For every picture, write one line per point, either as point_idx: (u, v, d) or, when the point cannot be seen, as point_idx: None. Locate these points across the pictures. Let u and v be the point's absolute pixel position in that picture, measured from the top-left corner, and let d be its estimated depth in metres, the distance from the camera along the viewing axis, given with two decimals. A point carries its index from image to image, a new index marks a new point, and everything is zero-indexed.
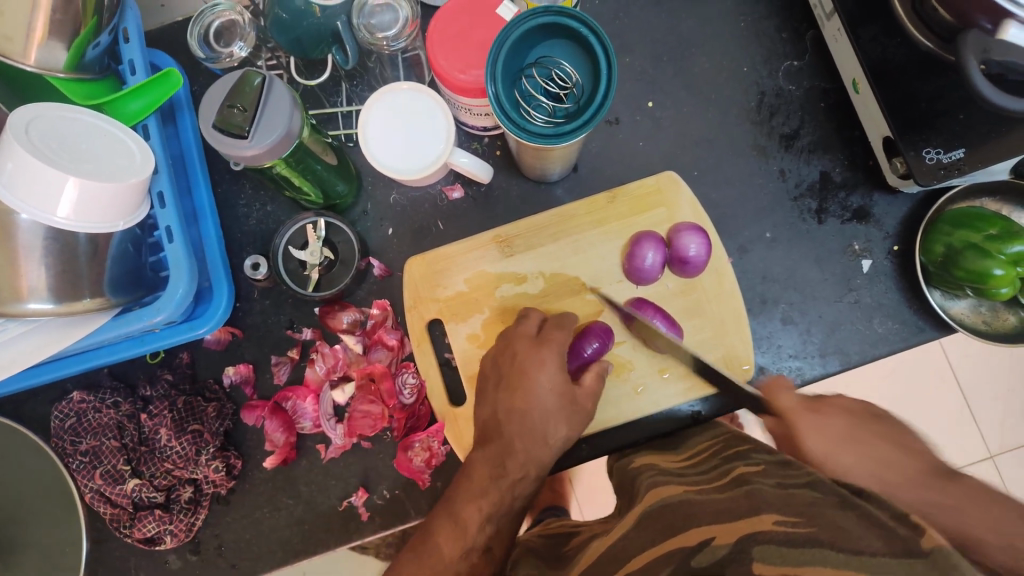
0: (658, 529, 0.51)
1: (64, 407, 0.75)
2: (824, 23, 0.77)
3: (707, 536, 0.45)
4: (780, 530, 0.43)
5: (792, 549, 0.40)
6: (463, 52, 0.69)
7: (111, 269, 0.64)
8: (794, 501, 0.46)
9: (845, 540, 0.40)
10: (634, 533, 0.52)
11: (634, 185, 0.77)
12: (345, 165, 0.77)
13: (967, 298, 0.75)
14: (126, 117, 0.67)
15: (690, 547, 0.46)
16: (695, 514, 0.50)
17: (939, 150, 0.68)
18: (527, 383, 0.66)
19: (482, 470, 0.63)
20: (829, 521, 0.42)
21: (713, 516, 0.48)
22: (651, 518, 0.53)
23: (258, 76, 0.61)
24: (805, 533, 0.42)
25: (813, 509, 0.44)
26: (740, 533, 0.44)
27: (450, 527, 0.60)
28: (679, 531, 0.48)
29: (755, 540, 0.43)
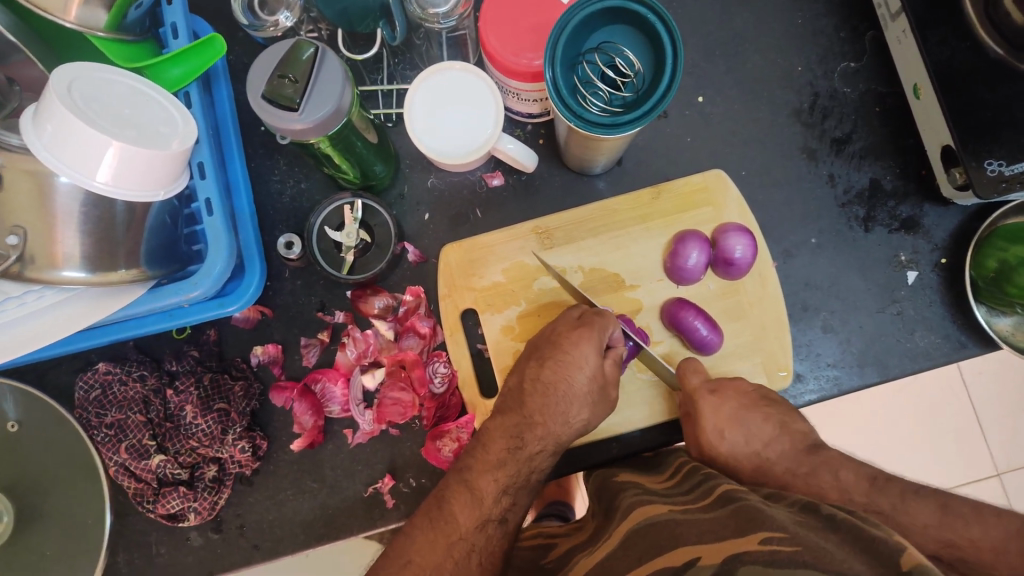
0: (643, 550, 0.53)
1: (90, 378, 0.74)
2: (888, 24, 0.75)
3: (693, 557, 0.48)
4: (765, 550, 0.45)
5: (775, 568, 0.43)
6: (517, 34, 0.66)
7: (147, 241, 0.62)
8: (780, 520, 0.49)
9: (829, 561, 0.42)
10: (621, 551, 0.55)
11: (679, 182, 0.75)
12: (385, 145, 0.74)
13: (1012, 315, 0.72)
14: (167, 83, 0.64)
15: (676, 566, 0.48)
16: (681, 532, 0.53)
17: (1001, 162, 0.66)
18: (553, 382, 0.66)
19: (499, 442, 0.64)
20: (813, 543, 0.45)
21: (698, 535, 0.51)
22: (637, 535, 0.55)
23: (310, 46, 0.59)
24: (789, 552, 0.44)
25: (796, 529, 0.47)
26: (725, 553, 0.47)
27: (467, 501, 0.60)
28: (664, 549, 0.51)
29: (740, 560, 0.45)
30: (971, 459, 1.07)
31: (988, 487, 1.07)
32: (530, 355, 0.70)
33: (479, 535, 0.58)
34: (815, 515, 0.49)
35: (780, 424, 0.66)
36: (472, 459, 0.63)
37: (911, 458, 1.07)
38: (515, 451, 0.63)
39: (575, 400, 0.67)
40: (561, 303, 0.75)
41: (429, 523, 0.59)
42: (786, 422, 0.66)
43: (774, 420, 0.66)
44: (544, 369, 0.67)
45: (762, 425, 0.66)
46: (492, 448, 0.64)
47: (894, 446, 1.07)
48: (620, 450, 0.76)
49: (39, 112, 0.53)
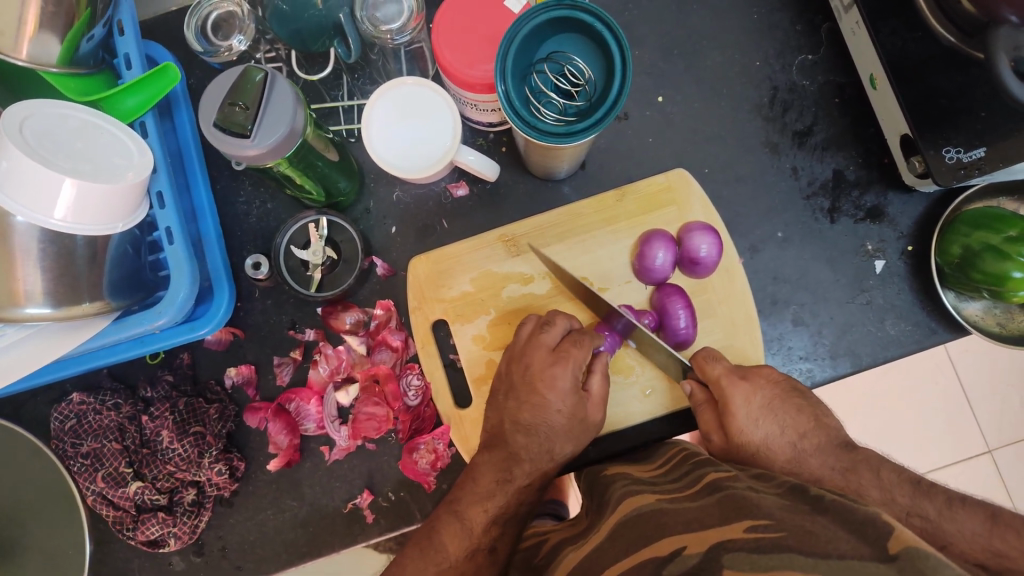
0: (632, 539, 0.53)
1: (64, 409, 0.74)
2: (842, 15, 0.75)
3: (679, 546, 0.48)
4: (750, 537, 0.45)
5: (761, 554, 0.43)
6: (469, 46, 0.66)
7: (110, 272, 0.62)
8: (765, 506, 0.49)
9: (812, 544, 0.42)
10: (607, 542, 0.55)
11: (643, 183, 0.75)
12: (347, 161, 0.75)
13: (981, 300, 0.74)
14: (123, 114, 0.64)
15: (661, 556, 0.48)
16: (667, 521, 0.53)
17: (959, 149, 0.66)
18: (537, 421, 0.67)
19: (488, 474, 0.65)
20: (798, 526, 0.45)
21: (686, 523, 0.51)
22: (625, 526, 0.56)
23: (259, 72, 0.59)
24: (774, 538, 0.44)
25: (782, 514, 0.47)
26: (711, 540, 0.47)
27: (459, 531, 0.62)
28: (650, 540, 0.51)
29: (724, 548, 0.45)
30: (962, 438, 1.07)
31: (980, 464, 1.08)
32: (521, 357, 0.70)
33: (469, 565, 0.60)
34: (802, 498, 0.49)
35: (813, 416, 0.63)
36: (462, 494, 0.65)
37: (904, 439, 1.07)
38: (505, 481, 0.65)
39: (563, 409, 0.67)
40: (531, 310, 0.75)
41: (419, 555, 0.61)
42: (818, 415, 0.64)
43: (809, 413, 0.64)
44: (523, 411, 0.67)
45: (796, 417, 0.63)
46: (481, 480, 0.65)
47: (886, 430, 1.07)
48: (598, 453, 0.76)
49: None
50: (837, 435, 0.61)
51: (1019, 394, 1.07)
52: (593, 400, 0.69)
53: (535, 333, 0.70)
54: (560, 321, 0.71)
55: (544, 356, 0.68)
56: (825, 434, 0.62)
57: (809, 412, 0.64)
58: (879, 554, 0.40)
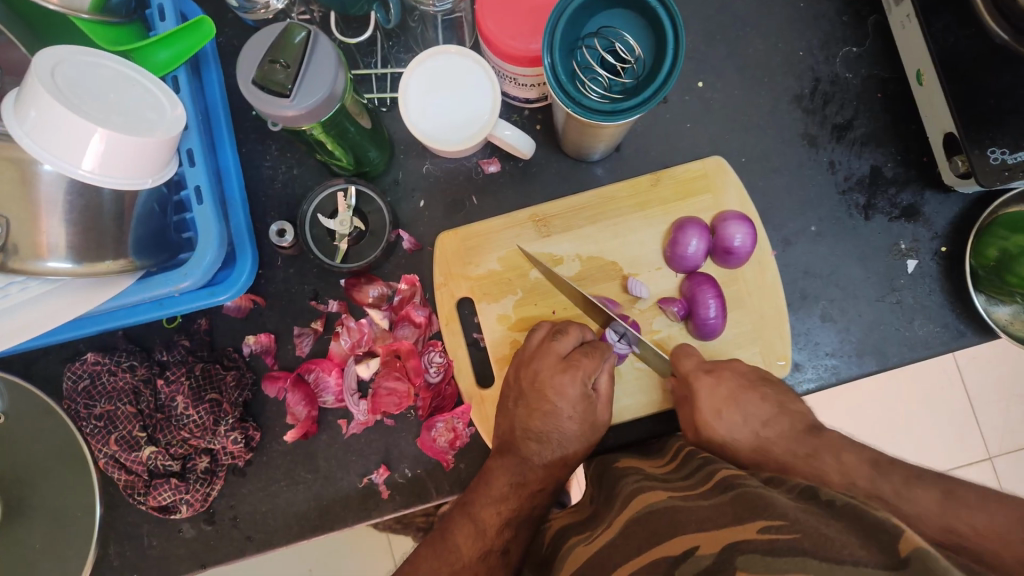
0: (643, 539, 0.51)
1: (78, 368, 0.72)
2: (891, 9, 0.73)
3: (693, 546, 0.47)
4: (764, 538, 0.43)
5: (775, 557, 0.41)
6: (512, 16, 0.64)
7: (136, 229, 0.60)
8: (779, 506, 0.47)
9: (826, 547, 0.40)
10: (619, 539, 0.53)
11: (679, 168, 0.74)
12: (379, 131, 0.73)
13: (1011, 304, 0.72)
14: (153, 67, 0.62)
15: (675, 556, 0.47)
16: (681, 519, 0.51)
17: (1004, 151, 0.65)
18: (545, 433, 0.66)
19: (503, 479, 0.64)
20: (814, 529, 0.42)
21: (698, 523, 0.49)
22: (639, 524, 0.54)
23: (301, 31, 0.57)
24: (788, 540, 0.42)
25: (796, 514, 0.45)
26: (724, 542, 0.45)
27: (472, 531, 0.62)
28: (665, 538, 0.50)
29: (738, 550, 0.43)
30: (963, 444, 1.07)
31: (980, 471, 1.07)
32: (530, 364, 0.69)
33: (481, 565, 0.59)
34: (816, 500, 0.47)
35: (777, 404, 0.64)
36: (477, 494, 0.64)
37: (906, 443, 1.07)
38: (518, 484, 0.65)
39: (573, 416, 0.67)
40: (558, 292, 0.74)
41: (433, 555, 0.61)
42: (784, 403, 0.65)
43: (773, 401, 0.64)
44: (533, 419, 0.67)
45: (760, 406, 0.64)
46: (495, 483, 0.64)
47: (889, 433, 1.07)
48: (617, 439, 0.75)
49: (21, 100, 0.50)
50: (803, 420, 0.62)
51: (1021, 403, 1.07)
52: (602, 400, 0.69)
53: (546, 341, 0.69)
54: (572, 330, 0.70)
55: (553, 364, 0.68)
56: (789, 421, 0.62)
57: (773, 399, 0.65)
58: (892, 562, 0.38)
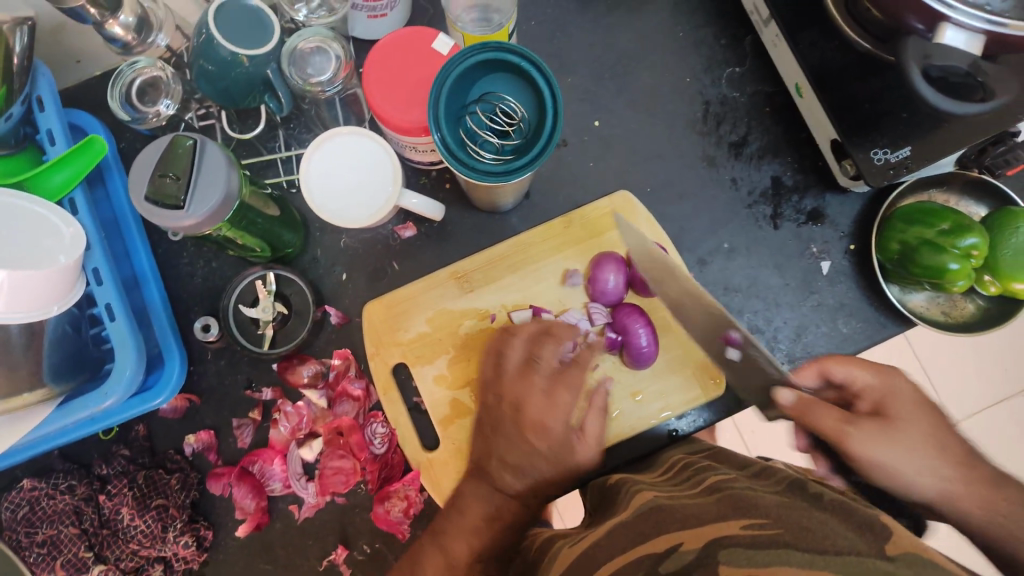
0: (635, 534, 0.51)
1: (14, 497, 0.71)
2: (762, 28, 0.77)
3: (675, 543, 0.47)
4: (746, 534, 0.44)
5: (758, 550, 0.42)
6: (402, 91, 0.66)
7: (49, 358, 0.60)
8: (761, 503, 0.48)
9: (809, 541, 0.41)
10: (606, 539, 0.53)
11: (588, 207, 0.76)
12: (289, 214, 0.73)
13: (925, 290, 0.76)
14: (48, 192, 0.60)
15: (658, 552, 0.47)
16: (667, 518, 0.51)
17: (886, 150, 0.67)
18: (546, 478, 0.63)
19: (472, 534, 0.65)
20: (795, 524, 0.43)
21: (683, 521, 0.50)
22: (627, 523, 0.53)
23: (188, 139, 0.57)
24: (769, 535, 0.43)
25: (779, 510, 0.46)
26: (707, 537, 0.45)
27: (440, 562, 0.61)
28: (649, 538, 0.49)
29: (721, 544, 0.44)
30: None
31: None
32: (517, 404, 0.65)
33: None
34: (800, 494, 0.49)
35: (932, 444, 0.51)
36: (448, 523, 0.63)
37: None
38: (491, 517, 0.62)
39: None
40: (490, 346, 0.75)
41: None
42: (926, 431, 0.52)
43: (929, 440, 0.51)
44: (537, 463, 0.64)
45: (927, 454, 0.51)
46: (470, 513, 0.63)
47: None
48: None
49: None
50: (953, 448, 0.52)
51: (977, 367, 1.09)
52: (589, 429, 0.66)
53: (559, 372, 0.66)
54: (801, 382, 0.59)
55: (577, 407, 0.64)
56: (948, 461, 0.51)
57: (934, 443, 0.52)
58: (878, 552, 0.39)
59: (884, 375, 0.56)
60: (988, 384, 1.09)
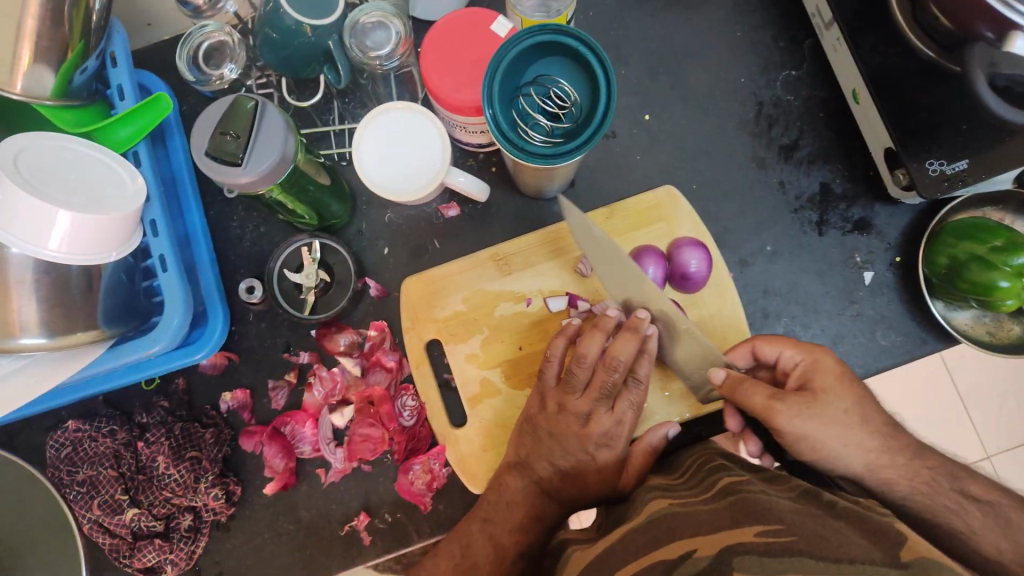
0: (648, 539, 0.51)
1: (60, 436, 0.74)
2: (823, 32, 0.76)
3: (689, 549, 0.46)
4: (760, 542, 0.43)
5: (772, 557, 0.41)
6: (456, 70, 0.67)
7: (104, 302, 0.62)
8: (776, 511, 0.47)
9: (823, 549, 0.41)
10: (619, 545, 0.53)
11: (631, 200, 0.76)
12: (338, 185, 0.75)
13: (970, 308, 0.74)
14: (114, 145, 0.63)
15: (671, 559, 0.46)
16: (679, 524, 0.51)
17: (942, 161, 0.66)
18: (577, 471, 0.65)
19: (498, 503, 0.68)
20: (810, 532, 0.43)
21: (696, 527, 0.49)
22: (640, 529, 0.53)
23: (250, 100, 0.59)
24: (784, 542, 0.43)
25: (794, 518, 0.46)
26: (719, 543, 0.45)
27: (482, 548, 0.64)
28: (663, 543, 0.49)
29: (734, 551, 0.43)
30: (963, 444, 1.06)
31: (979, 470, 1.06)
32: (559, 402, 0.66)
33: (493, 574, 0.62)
34: (816, 505, 0.48)
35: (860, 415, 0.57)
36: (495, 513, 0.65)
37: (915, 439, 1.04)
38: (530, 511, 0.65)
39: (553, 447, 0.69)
40: (523, 330, 0.75)
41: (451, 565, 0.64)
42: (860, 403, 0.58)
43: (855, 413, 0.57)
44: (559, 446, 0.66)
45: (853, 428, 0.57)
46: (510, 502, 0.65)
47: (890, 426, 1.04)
48: None
49: None
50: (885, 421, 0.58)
51: (1016, 398, 1.06)
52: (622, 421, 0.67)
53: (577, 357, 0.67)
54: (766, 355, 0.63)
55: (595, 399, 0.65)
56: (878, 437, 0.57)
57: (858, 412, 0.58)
58: (891, 561, 0.40)
59: (810, 351, 0.61)
60: None
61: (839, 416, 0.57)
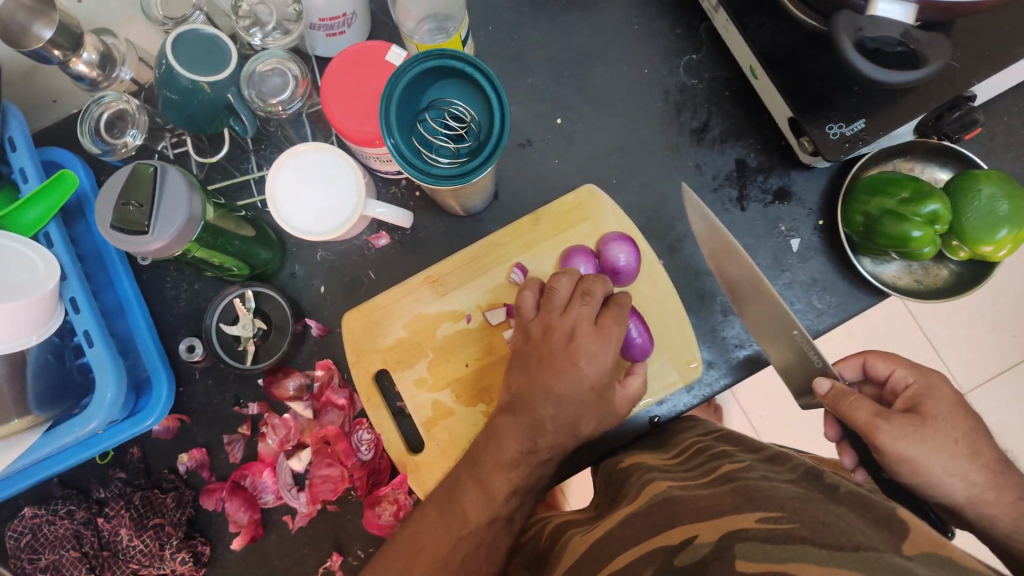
0: (645, 527, 0.52)
1: (17, 525, 0.73)
2: (713, 15, 0.78)
3: (690, 535, 0.47)
4: (761, 528, 0.43)
5: (774, 545, 0.41)
6: (357, 104, 0.67)
7: (33, 384, 0.62)
8: (776, 494, 0.47)
9: (825, 536, 0.41)
10: (619, 530, 0.54)
11: (554, 204, 0.77)
12: (263, 231, 0.75)
13: (895, 260, 0.76)
14: (23, 228, 0.63)
15: (672, 546, 0.47)
16: (680, 510, 0.51)
17: (840, 125, 0.68)
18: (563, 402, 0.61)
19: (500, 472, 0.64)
20: (810, 518, 0.43)
21: (698, 513, 0.50)
22: (638, 514, 0.54)
23: (149, 166, 0.60)
24: (785, 529, 0.42)
25: (795, 503, 0.45)
26: (723, 529, 0.45)
27: (479, 499, 0.59)
28: (663, 529, 0.50)
29: (738, 536, 0.44)
30: None
31: None
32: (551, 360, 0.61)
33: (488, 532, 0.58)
34: (816, 486, 0.47)
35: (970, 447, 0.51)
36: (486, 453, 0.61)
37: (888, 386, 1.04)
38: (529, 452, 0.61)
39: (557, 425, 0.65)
40: (468, 347, 0.76)
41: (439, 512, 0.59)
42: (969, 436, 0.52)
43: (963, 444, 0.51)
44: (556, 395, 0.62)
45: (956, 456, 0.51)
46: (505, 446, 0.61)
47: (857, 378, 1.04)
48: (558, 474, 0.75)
49: None
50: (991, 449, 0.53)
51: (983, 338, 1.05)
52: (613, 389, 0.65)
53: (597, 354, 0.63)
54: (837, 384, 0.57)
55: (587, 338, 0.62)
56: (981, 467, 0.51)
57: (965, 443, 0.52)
58: (895, 548, 0.38)
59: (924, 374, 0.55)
60: (996, 351, 1.04)
61: (949, 444, 0.51)
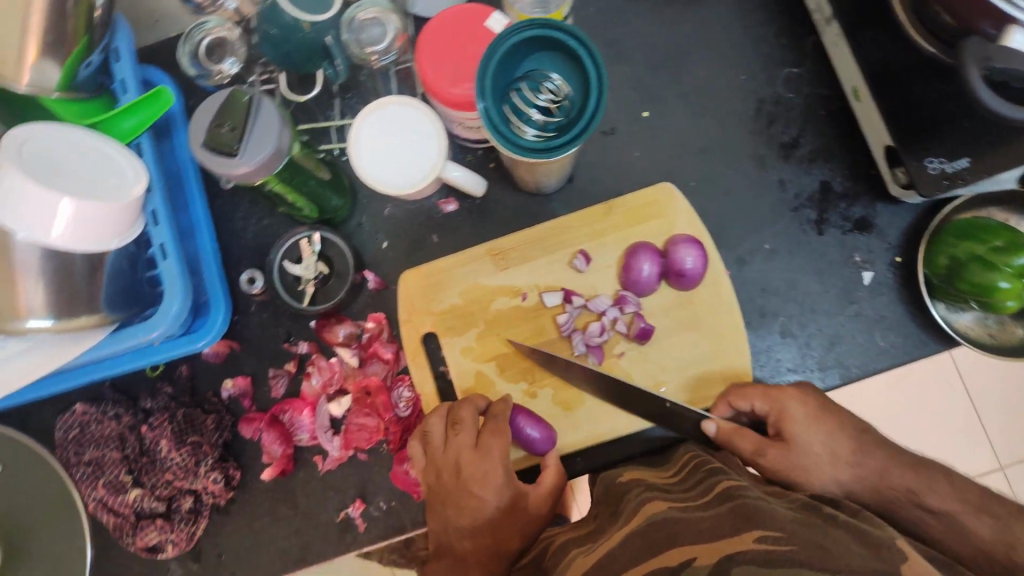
0: (643, 547, 0.49)
1: (68, 419, 0.77)
2: (824, 28, 0.75)
3: (688, 557, 0.45)
4: (761, 549, 0.43)
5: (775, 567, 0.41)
6: (452, 65, 0.68)
7: (108, 288, 0.64)
8: (777, 519, 0.46)
9: (824, 560, 0.41)
10: (617, 549, 0.51)
11: (629, 197, 0.76)
12: (338, 178, 0.77)
13: (972, 311, 0.73)
14: (119, 135, 0.65)
15: (670, 566, 0.45)
16: (678, 531, 0.49)
17: (941, 160, 0.65)
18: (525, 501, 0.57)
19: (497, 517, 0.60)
20: (811, 543, 0.43)
21: (697, 533, 0.48)
22: (635, 534, 0.52)
23: (247, 93, 0.60)
24: (785, 551, 0.42)
25: (793, 527, 0.45)
26: (719, 551, 0.44)
27: None
28: (659, 550, 0.48)
29: (734, 560, 0.43)
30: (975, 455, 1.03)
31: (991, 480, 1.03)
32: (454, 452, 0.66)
33: None
34: (814, 515, 0.47)
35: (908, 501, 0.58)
36: None
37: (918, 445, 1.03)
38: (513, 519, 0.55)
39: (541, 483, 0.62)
40: (518, 324, 0.76)
41: None
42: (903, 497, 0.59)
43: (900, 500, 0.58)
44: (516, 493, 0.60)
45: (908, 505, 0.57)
46: None
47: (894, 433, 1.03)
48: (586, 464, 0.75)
49: None
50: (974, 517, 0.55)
51: None
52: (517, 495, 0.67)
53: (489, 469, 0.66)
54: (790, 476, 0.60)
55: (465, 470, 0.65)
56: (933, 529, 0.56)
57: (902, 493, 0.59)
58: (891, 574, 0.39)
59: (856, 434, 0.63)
60: None
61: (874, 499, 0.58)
